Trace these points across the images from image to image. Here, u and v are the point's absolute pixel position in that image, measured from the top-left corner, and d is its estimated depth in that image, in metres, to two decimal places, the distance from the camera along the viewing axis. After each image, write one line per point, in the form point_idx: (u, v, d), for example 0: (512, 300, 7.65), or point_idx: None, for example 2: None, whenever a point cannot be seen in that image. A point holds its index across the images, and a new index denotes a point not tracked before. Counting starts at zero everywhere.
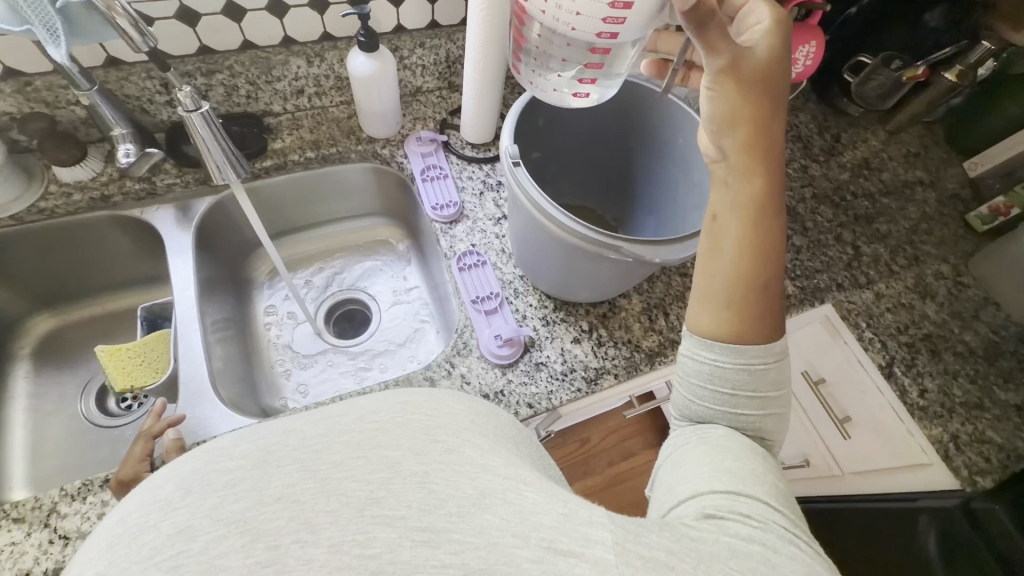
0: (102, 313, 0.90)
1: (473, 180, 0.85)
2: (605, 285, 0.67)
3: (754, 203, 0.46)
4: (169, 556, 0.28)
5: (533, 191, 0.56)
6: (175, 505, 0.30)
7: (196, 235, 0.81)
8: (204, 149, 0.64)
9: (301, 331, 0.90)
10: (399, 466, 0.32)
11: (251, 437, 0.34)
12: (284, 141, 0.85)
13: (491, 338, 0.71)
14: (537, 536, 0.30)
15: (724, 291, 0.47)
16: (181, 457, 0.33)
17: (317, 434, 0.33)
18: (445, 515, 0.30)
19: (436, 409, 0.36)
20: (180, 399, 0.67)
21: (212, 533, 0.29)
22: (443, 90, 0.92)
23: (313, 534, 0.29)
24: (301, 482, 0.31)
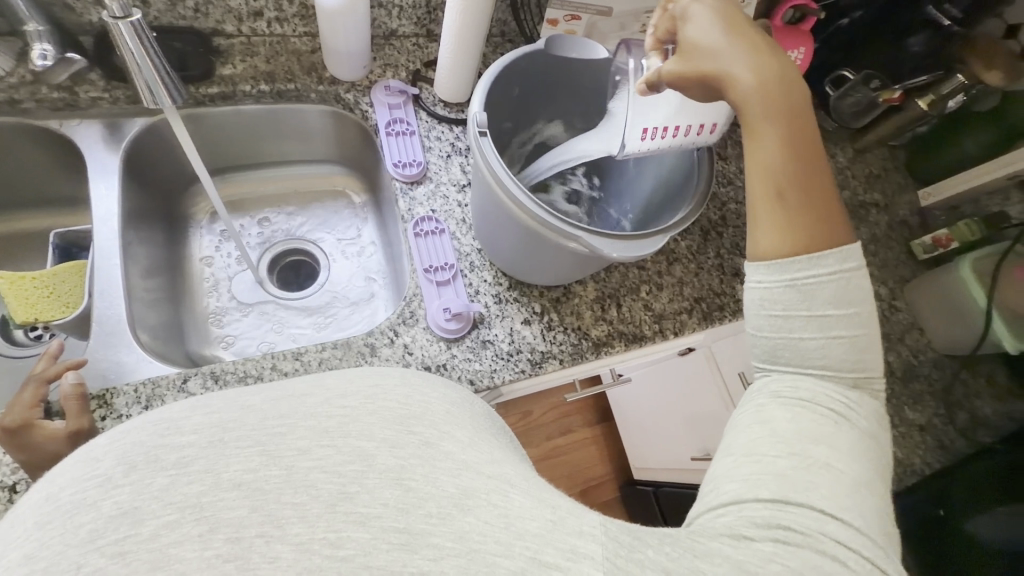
0: (10, 231, 0.81)
1: (442, 141, 0.80)
2: (561, 271, 0.65)
3: (791, 128, 0.44)
4: (113, 541, 0.26)
5: (498, 165, 0.53)
6: (115, 484, 0.27)
7: (124, 158, 0.73)
8: (131, 62, 0.56)
9: (241, 278, 0.84)
10: (375, 461, 0.29)
11: (204, 408, 0.31)
12: (235, 67, 0.77)
13: (439, 311, 0.69)
14: (522, 545, 0.28)
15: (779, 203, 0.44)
16: (119, 427, 0.30)
17: (280, 415, 0.31)
18: (423, 516, 0.28)
19: (411, 398, 0.33)
20: (92, 339, 0.62)
21: (163, 518, 0.27)
22: (420, 38, 0.85)
23: (279, 529, 0.27)
24: (263, 468, 0.28)
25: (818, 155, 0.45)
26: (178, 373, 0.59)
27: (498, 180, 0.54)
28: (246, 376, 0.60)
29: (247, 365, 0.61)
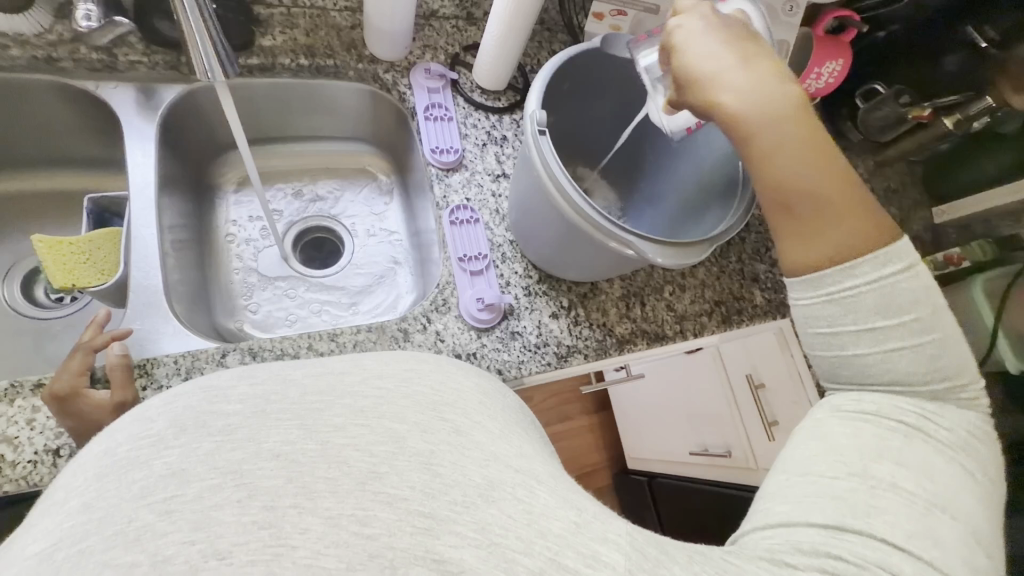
0: (35, 190, 0.79)
1: (478, 129, 0.80)
2: (598, 269, 0.67)
3: (800, 140, 0.43)
4: (162, 498, 0.27)
5: (554, 166, 0.54)
6: (166, 445, 0.28)
7: (161, 126, 0.72)
8: (188, 28, 0.55)
9: (267, 253, 0.84)
10: (405, 443, 0.30)
11: (248, 378, 0.33)
12: (275, 40, 0.75)
13: (472, 301, 0.70)
14: (542, 543, 0.29)
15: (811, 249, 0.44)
16: (169, 391, 0.31)
17: (317, 392, 0.32)
18: (449, 502, 0.28)
19: (446, 387, 0.34)
20: (130, 309, 0.62)
21: (207, 481, 0.27)
22: (460, 21, 0.84)
23: (311, 501, 0.28)
24: (300, 441, 0.29)
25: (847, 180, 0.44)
26: (218, 347, 0.59)
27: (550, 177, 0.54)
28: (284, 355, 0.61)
29: (286, 343, 0.62)
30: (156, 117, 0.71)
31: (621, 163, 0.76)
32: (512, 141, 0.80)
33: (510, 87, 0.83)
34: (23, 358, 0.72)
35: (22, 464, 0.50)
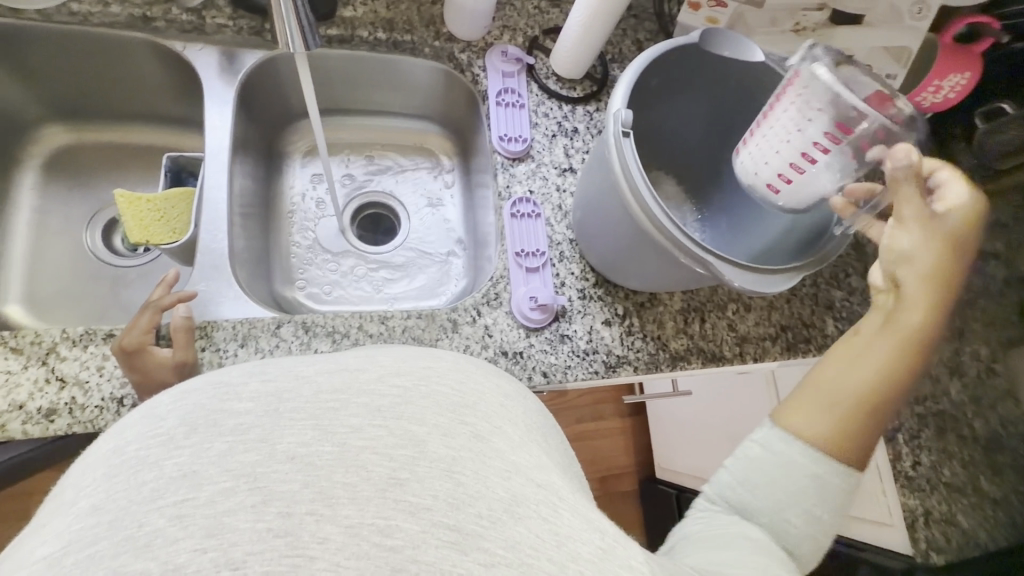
0: (121, 143, 0.83)
1: (549, 119, 0.76)
2: (660, 281, 0.63)
3: (904, 343, 0.43)
4: (173, 502, 0.25)
5: (635, 171, 0.50)
6: (176, 445, 0.27)
7: (240, 91, 0.73)
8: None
9: (325, 225, 0.84)
10: (426, 448, 0.28)
11: (260, 375, 0.30)
12: (356, 10, 0.76)
13: (525, 299, 0.68)
14: (575, 570, 0.27)
15: (841, 415, 0.42)
16: (178, 388, 0.30)
17: (333, 389, 0.29)
18: (474, 515, 0.27)
19: (463, 384, 0.32)
20: (196, 271, 0.64)
21: (220, 484, 0.26)
22: (543, 2, 0.81)
23: (330, 508, 0.26)
24: (315, 443, 0.27)
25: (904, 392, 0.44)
26: (273, 317, 0.60)
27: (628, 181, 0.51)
28: (335, 332, 0.61)
29: (336, 321, 0.62)
30: (234, 80, 0.72)
31: (699, 171, 0.70)
32: (584, 134, 0.77)
33: (587, 77, 0.79)
34: (96, 301, 0.77)
35: (90, 408, 0.52)
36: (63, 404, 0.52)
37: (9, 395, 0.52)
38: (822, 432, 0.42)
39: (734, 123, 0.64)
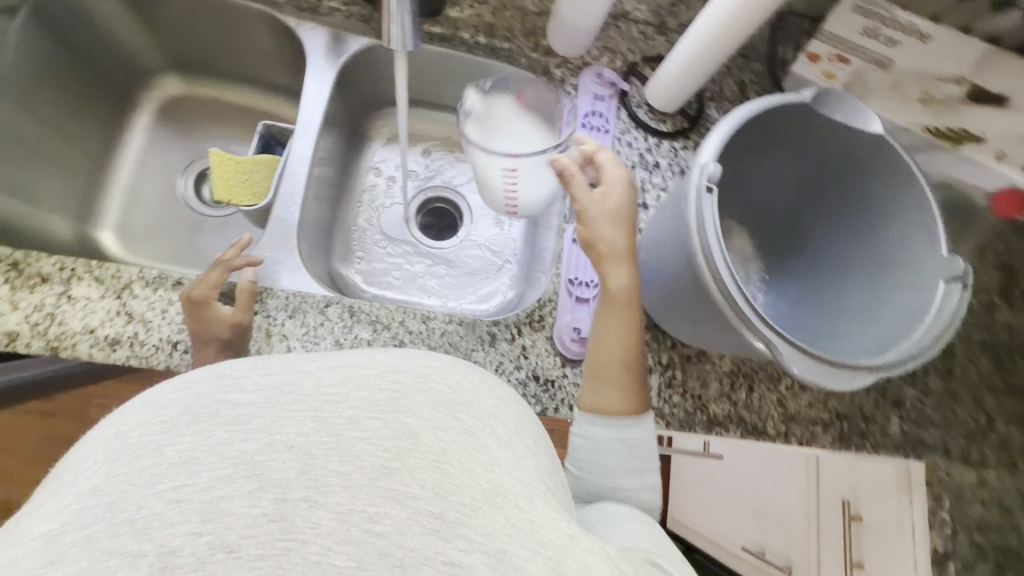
0: (225, 102, 0.89)
1: (631, 150, 0.74)
2: (715, 340, 0.58)
3: (624, 337, 0.55)
4: (171, 487, 0.25)
5: (708, 227, 0.46)
6: (178, 432, 0.27)
7: (339, 72, 0.76)
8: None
9: (391, 212, 0.86)
10: (418, 439, 0.28)
11: (264, 368, 0.31)
12: (462, 12, 0.75)
13: (568, 329, 0.66)
14: (545, 555, 0.27)
15: (606, 371, 0.55)
16: (181, 379, 0.30)
17: (333, 383, 0.30)
18: (456, 505, 0.27)
19: (461, 385, 0.32)
20: (267, 234, 0.67)
21: (220, 471, 0.26)
22: (649, 29, 0.78)
23: (323, 495, 0.26)
24: (314, 433, 0.28)
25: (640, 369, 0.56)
26: (324, 296, 0.62)
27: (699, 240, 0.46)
28: (377, 322, 0.63)
29: (379, 311, 0.63)
30: (336, 62, 0.76)
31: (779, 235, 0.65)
32: (664, 171, 0.74)
33: (680, 111, 0.77)
34: (175, 242, 0.83)
35: (148, 346, 0.57)
36: (126, 337, 0.56)
37: (84, 318, 0.56)
38: (602, 406, 0.54)
39: (829, 193, 0.59)
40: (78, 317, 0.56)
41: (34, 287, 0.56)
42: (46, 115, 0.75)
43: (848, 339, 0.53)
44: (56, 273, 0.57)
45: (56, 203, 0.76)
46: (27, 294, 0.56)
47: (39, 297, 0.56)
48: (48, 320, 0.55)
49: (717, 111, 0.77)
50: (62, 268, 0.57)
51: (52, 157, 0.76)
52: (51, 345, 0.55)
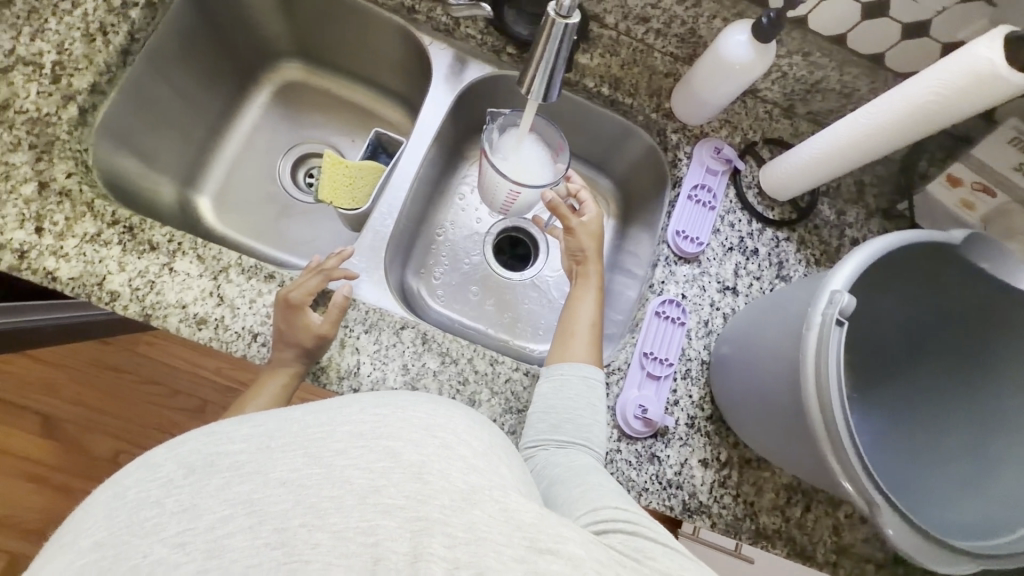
0: (332, 94, 0.89)
1: (733, 230, 0.72)
2: (782, 461, 0.55)
3: (592, 307, 0.65)
4: (173, 534, 0.31)
5: (833, 367, 0.43)
6: (176, 484, 0.34)
7: (458, 95, 0.77)
8: (540, 57, 0.52)
9: (472, 235, 0.86)
10: (400, 456, 0.32)
11: (252, 420, 0.37)
12: (591, 60, 0.74)
13: (632, 404, 0.64)
14: (520, 536, 0.30)
15: (581, 332, 0.62)
16: (175, 442, 0.37)
17: (317, 425, 0.35)
18: (439, 507, 0.30)
19: (435, 412, 0.36)
20: (361, 242, 0.69)
21: (219, 513, 0.32)
22: (777, 109, 0.75)
23: (320, 519, 0.30)
24: (304, 468, 0.32)
25: (579, 323, 0.64)
26: (401, 317, 0.63)
27: (817, 370, 0.43)
28: (446, 354, 0.62)
29: (450, 342, 0.63)
30: (457, 85, 0.76)
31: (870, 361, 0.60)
32: (762, 259, 0.71)
33: (790, 201, 0.73)
34: (264, 219, 0.84)
35: (232, 331, 0.58)
36: (213, 318, 0.58)
37: (179, 292, 0.58)
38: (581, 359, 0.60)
39: (952, 337, 0.55)
40: (175, 290, 0.58)
41: (142, 253, 0.59)
42: (178, 83, 0.77)
43: (950, 507, 0.49)
44: (165, 244, 0.59)
45: (168, 166, 0.79)
46: (135, 258, 0.58)
47: (145, 263, 0.58)
48: (148, 287, 0.58)
49: (829, 208, 0.73)
50: (172, 239, 0.60)
51: (173, 121, 0.78)
52: (146, 312, 0.57)
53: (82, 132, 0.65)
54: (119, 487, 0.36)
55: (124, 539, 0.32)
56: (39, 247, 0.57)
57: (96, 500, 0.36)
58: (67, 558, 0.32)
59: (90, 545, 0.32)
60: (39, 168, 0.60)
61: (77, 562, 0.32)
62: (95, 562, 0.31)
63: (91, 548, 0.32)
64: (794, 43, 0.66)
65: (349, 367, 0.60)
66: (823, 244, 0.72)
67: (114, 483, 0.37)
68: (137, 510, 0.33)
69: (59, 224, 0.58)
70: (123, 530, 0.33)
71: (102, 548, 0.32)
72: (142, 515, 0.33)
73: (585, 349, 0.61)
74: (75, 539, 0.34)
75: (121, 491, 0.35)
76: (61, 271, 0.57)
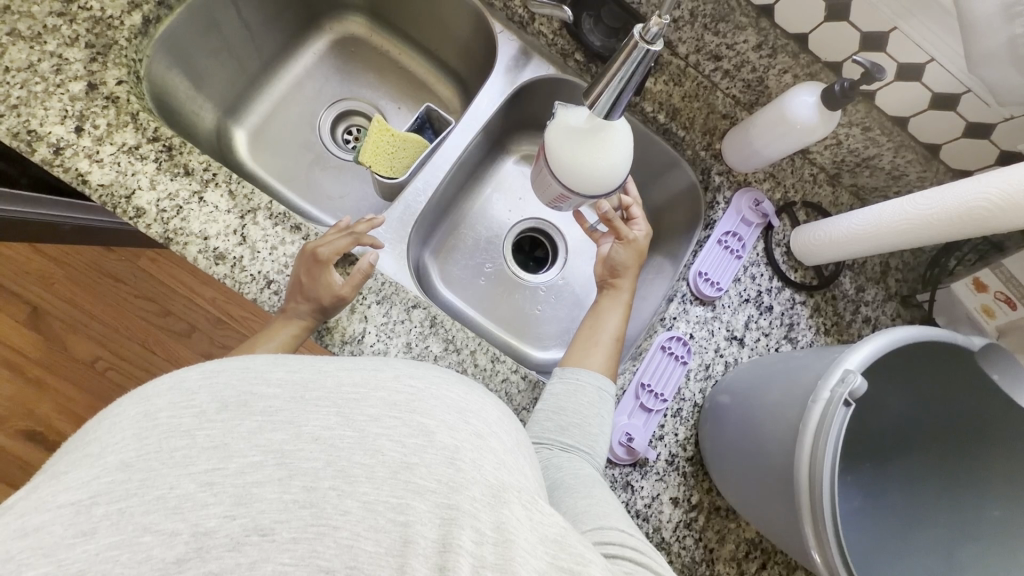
0: (391, 58, 0.88)
1: (753, 283, 0.72)
2: (756, 518, 0.57)
3: (617, 320, 0.68)
4: (204, 472, 0.34)
5: (830, 446, 0.44)
6: (208, 418, 0.36)
7: (517, 88, 0.76)
8: (612, 80, 0.52)
9: (496, 228, 0.86)
10: (435, 438, 0.37)
11: (285, 367, 0.40)
12: (655, 85, 0.74)
13: (619, 431, 0.65)
14: (544, 550, 0.35)
15: (603, 342, 0.65)
16: (209, 369, 0.39)
17: (353, 384, 0.40)
18: (468, 498, 0.35)
19: (470, 397, 0.42)
20: (393, 214, 0.69)
21: (250, 458, 0.35)
22: (821, 174, 0.75)
23: (350, 486, 0.35)
24: (338, 429, 0.37)
25: (602, 329, 0.66)
26: (415, 296, 0.63)
27: (813, 440, 0.46)
28: (451, 341, 0.62)
29: (457, 331, 0.62)
30: (516, 79, 0.76)
31: (858, 438, 0.61)
32: (775, 317, 0.72)
33: (815, 266, 0.73)
34: (295, 166, 0.84)
35: (247, 274, 0.58)
36: (232, 256, 0.58)
37: (204, 223, 0.58)
38: (597, 367, 0.63)
39: (948, 438, 0.56)
40: (200, 220, 0.58)
41: (175, 176, 0.58)
42: (246, 15, 0.75)
43: None
44: (200, 171, 0.59)
45: (214, 93, 0.78)
46: (167, 179, 0.58)
47: (176, 186, 0.58)
48: (175, 211, 0.57)
49: (850, 281, 0.74)
50: (208, 168, 0.59)
51: (232, 51, 0.77)
52: (168, 235, 0.57)
53: (141, 42, 0.64)
54: (149, 405, 0.37)
55: (153, 465, 0.34)
56: (76, 147, 0.57)
57: (124, 414, 0.37)
58: (91, 471, 0.34)
59: (117, 463, 0.34)
60: (92, 69, 0.60)
61: (104, 477, 0.33)
62: (121, 483, 0.33)
63: (117, 466, 0.34)
64: (857, 115, 0.66)
65: (354, 333, 0.60)
66: (836, 315, 0.73)
67: (141, 399, 0.37)
68: (167, 438, 0.35)
69: (99, 129, 0.58)
70: (151, 454, 0.34)
71: (128, 470, 0.34)
72: (172, 444, 0.35)
73: (602, 359, 0.63)
74: (102, 451, 0.35)
75: (151, 411, 0.36)
76: (93, 175, 0.57)
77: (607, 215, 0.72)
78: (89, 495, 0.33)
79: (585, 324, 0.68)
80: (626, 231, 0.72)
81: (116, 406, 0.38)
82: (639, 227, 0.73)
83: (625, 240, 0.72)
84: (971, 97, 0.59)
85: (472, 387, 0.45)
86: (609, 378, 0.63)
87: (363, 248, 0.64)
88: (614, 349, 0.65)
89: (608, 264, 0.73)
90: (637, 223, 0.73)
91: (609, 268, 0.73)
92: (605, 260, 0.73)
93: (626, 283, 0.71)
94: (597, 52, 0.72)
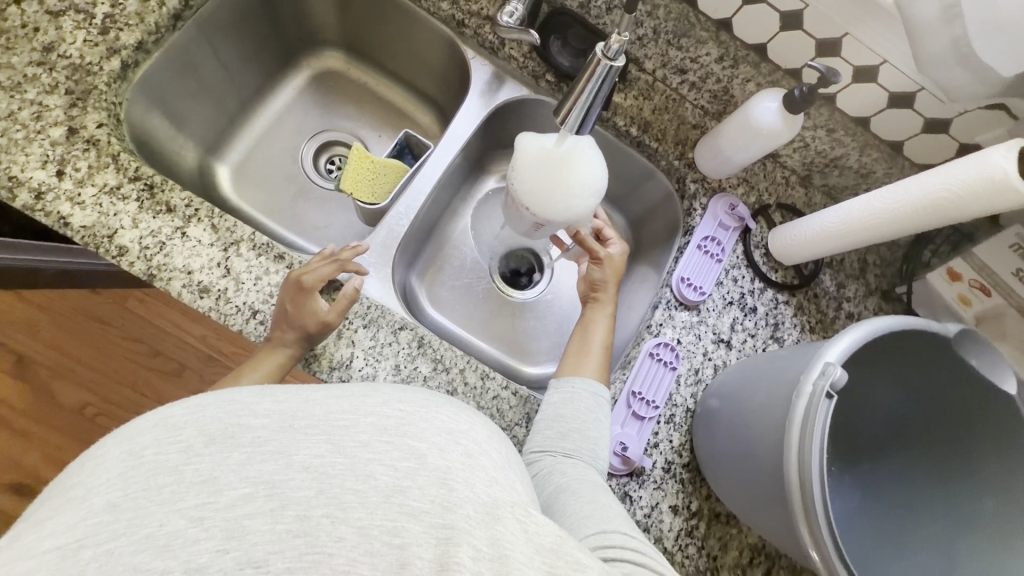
0: (370, 89, 0.90)
1: (736, 286, 0.73)
2: (753, 518, 0.56)
3: (603, 328, 0.69)
4: (193, 508, 0.33)
5: (816, 438, 0.45)
6: (195, 453, 0.36)
7: (491, 111, 0.79)
8: (581, 96, 0.54)
9: (480, 247, 0.87)
10: (426, 460, 0.37)
11: (270, 397, 0.40)
12: (625, 100, 0.76)
13: (613, 441, 0.65)
14: (540, 559, 0.35)
15: (591, 348, 0.66)
16: (193, 405, 0.38)
17: (341, 411, 0.39)
18: (462, 516, 0.35)
19: (459, 420, 0.42)
20: (377, 240, 0.70)
21: (238, 491, 0.34)
22: (794, 177, 0.77)
23: (343, 513, 0.34)
24: (329, 455, 0.36)
25: (588, 337, 0.67)
26: (401, 317, 0.63)
27: (799, 440, 0.46)
28: (440, 361, 0.62)
29: (445, 350, 0.63)
30: (491, 101, 0.78)
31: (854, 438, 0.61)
32: (759, 317, 0.72)
33: (794, 266, 0.75)
34: (280, 198, 0.85)
35: (232, 305, 0.58)
36: (216, 288, 0.58)
37: (187, 258, 0.58)
38: (588, 371, 0.63)
39: (938, 428, 0.57)
40: (184, 255, 0.58)
41: (158, 214, 0.59)
42: (223, 54, 0.77)
43: None
44: (182, 208, 0.60)
45: (195, 131, 0.79)
46: (150, 217, 0.59)
47: (159, 223, 0.59)
48: (158, 248, 0.58)
49: (830, 278, 0.75)
50: (189, 204, 0.60)
51: (211, 89, 0.79)
52: (151, 272, 0.57)
53: (120, 86, 0.66)
54: (133, 444, 0.36)
55: (141, 503, 0.33)
56: (57, 191, 0.58)
57: (108, 454, 0.36)
58: (77, 514, 0.33)
59: (103, 504, 0.33)
60: (71, 114, 0.61)
61: (89, 520, 0.33)
62: (109, 523, 0.33)
63: (105, 507, 0.33)
64: (820, 118, 0.69)
65: (341, 359, 0.60)
66: (820, 313, 0.74)
67: (126, 438, 0.37)
68: (154, 475, 0.34)
69: (80, 171, 0.59)
70: (138, 493, 0.34)
71: (115, 511, 0.33)
72: (160, 481, 0.34)
73: (593, 365, 0.64)
74: (88, 493, 0.34)
75: (135, 450, 0.36)
76: (75, 218, 0.58)
77: (580, 236, 0.73)
78: (76, 537, 0.32)
79: (574, 334, 0.69)
80: (598, 249, 0.73)
81: (101, 446, 0.38)
82: (610, 244, 0.75)
83: (598, 258, 0.73)
84: (926, 95, 0.62)
85: (461, 407, 0.45)
86: (603, 383, 0.63)
87: (348, 275, 0.64)
88: (603, 353, 0.66)
89: (587, 280, 0.74)
90: (608, 240, 0.75)
91: (587, 285, 0.74)
92: (584, 277, 0.75)
93: (606, 295, 0.72)
94: (567, 72, 0.74)
